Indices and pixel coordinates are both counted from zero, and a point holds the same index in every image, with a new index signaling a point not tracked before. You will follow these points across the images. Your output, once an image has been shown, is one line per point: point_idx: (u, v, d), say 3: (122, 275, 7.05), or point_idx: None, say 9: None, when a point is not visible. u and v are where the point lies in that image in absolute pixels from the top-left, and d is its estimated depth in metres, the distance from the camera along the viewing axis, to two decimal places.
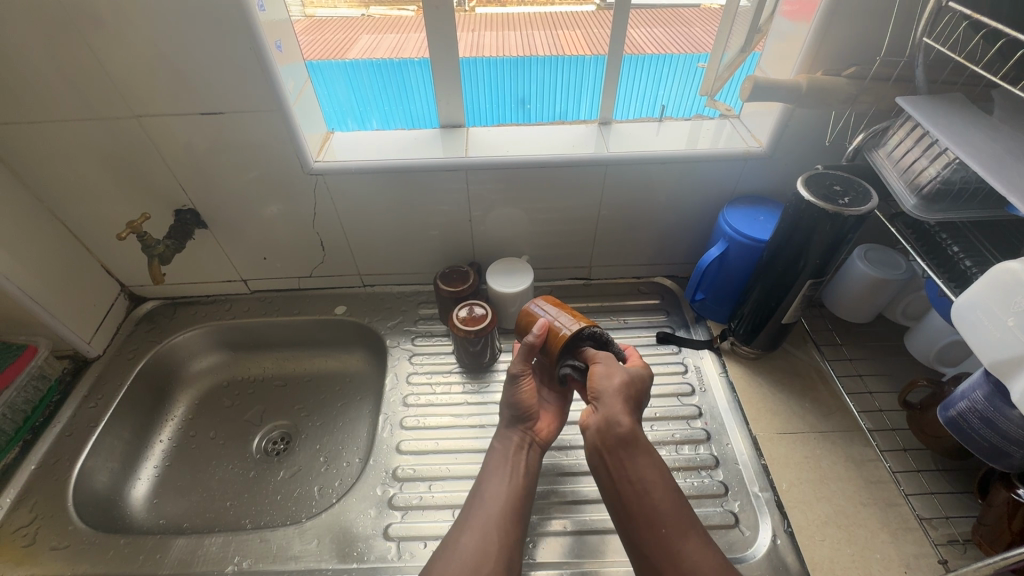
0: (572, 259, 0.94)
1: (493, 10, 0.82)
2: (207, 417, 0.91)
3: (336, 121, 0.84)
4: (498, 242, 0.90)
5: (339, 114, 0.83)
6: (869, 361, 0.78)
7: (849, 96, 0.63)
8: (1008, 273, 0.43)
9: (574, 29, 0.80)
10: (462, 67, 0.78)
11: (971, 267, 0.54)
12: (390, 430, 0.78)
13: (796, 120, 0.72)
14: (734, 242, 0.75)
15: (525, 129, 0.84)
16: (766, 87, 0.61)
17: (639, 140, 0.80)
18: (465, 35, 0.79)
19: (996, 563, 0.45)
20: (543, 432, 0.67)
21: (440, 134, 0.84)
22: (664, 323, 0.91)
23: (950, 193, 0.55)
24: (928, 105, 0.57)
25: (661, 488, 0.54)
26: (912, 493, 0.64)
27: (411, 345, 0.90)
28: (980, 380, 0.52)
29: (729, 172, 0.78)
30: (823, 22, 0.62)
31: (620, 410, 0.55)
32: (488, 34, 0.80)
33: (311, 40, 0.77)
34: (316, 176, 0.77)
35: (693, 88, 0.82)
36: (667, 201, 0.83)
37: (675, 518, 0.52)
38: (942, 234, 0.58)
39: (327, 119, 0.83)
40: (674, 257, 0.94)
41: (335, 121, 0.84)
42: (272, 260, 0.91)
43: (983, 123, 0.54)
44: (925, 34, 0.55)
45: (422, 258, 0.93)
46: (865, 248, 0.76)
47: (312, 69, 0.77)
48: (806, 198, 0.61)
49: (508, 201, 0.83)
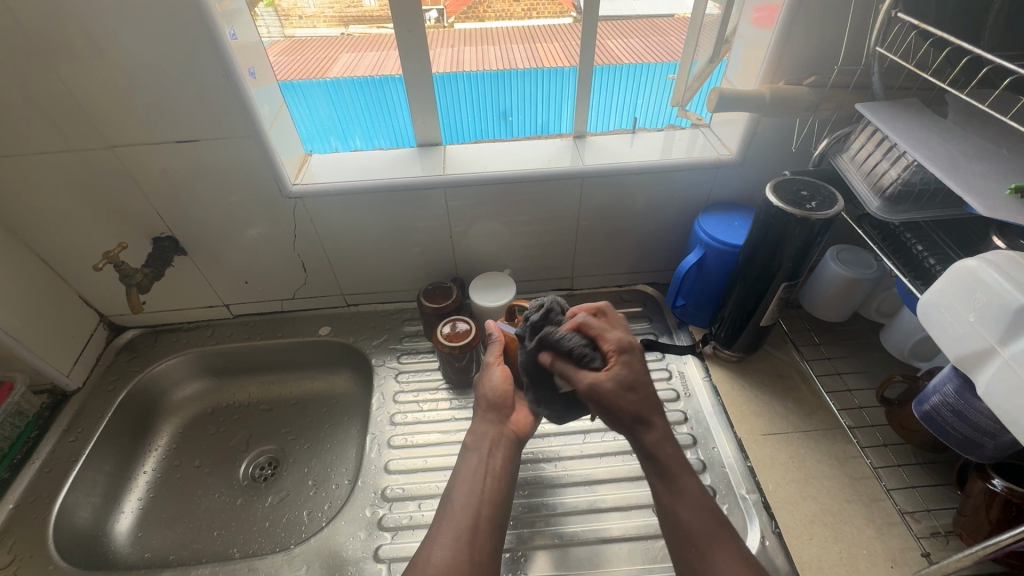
0: (554, 271, 0.95)
1: (473, 25, 0.81)
2: (192, 447, 0.89)
3: (318, 141, 0.84)
4: (480, 256, 0.91)
5: (321, 133, 0.84)
6: (848, 359, 0.80)
7: (811, 104, 0.64)
8: (969, 270, 0.45)
9: (551, 42, 0.80)
10: (438, 84, 0.79)
11: (935, 265, 0.55)
12: (377, 450, 0.77)
13: (763, 128, 0.74)
14: (710, 249, 0.77)
15: (507, 144, 0.86)
16: (731, 99, 0.64)
17: (614, 152, 0.82)
18: (443, 51, 0.79)
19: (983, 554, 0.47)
20: (520, 424, 0.66)
21: (417, 153, 0.85)
22: (647, 330, 0.92)
23: (910, 194, 0.57)
24: (886, 110, 0.59)
25: (693, 506, 0.51)
26: (893, 488, 0.65)
27: (397, 362, 0.89)
28: (950, 374, 0.54)
29: (703, 180, 0.80)
30: (783, 33, 0.64)
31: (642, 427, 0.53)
32: (468, 49, 0.80)
33: (289, 60, 0.77)
34: (294, 199, 0.78)
35: (666, 98, 0.84)
36: (643, 208, 0.85)
37: (703, 539, 0.50)
38: (906, 233, 0.60)
39: (309, 140, 0.84)
40: (655, 265, 0.95)
41: (317, 141, 0.84)
42: (253, 284, 0.91)
43: (939, 127, 0.56)
44: (878, 45, 0.57)
45: (405, 275, 0.93)
46: (837, 249, 0.78)
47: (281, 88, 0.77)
48: (774, 204, 0.62)
49: (488, 216, 0.84)
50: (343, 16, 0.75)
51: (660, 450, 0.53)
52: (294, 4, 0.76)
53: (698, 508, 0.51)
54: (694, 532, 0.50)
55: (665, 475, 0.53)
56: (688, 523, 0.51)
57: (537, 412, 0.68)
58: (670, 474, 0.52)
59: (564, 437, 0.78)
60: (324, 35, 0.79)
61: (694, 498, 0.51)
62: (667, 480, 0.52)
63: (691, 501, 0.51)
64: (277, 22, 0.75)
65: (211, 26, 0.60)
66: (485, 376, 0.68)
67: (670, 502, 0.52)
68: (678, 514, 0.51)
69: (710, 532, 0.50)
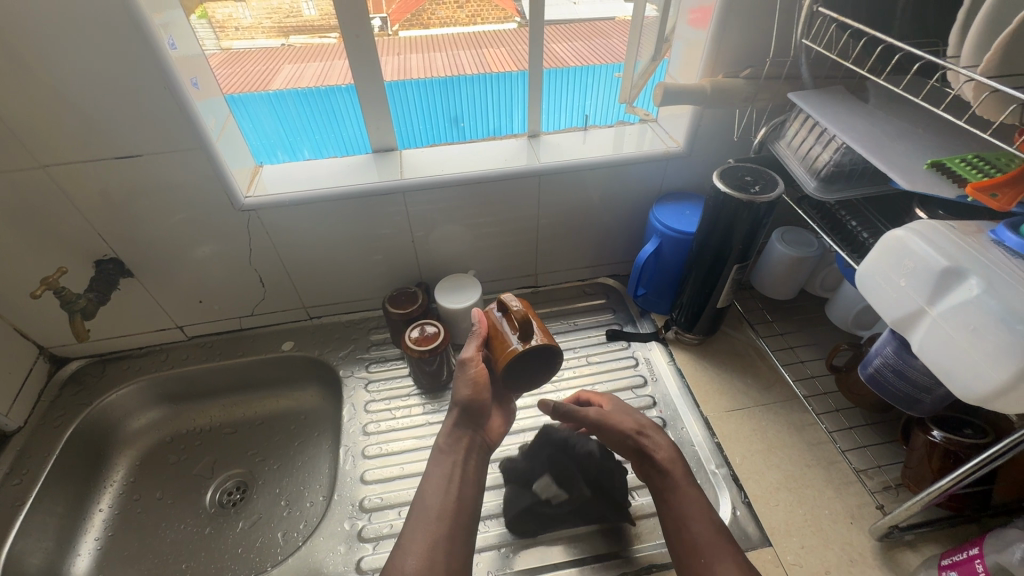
0: (518, 269, 0.96)
1: (417, 33, 0.80)
2: (152, 478, 0.85)
3: (264, 154, 0.82)
4: (443, 259, 0.91)
5: (268, 147, 0.81)
6: (798, 334, 0.85)
7: (748, 95, 0.68)
8: (898, 239, 0.49)
9: (498, 47, 0.82)
10: (389, 91, 0.79)
11: (867, 237, 0.60)
12: (352, 461, 0.76)
13: (706, 120, 0.77)
14: (666, 237, 0.80)
15: (462, 147, 0.86)
16: (675, 92, 0.67)
17: (568, 149, 0.84)
18: (390, 59, 0.79)
19: (929, 493, 0.54)
20: (493, 432, 0.68)
21: (372, 158, 0.84)
22: (611, 321, 0.94)
23: (842, 173, 0.62)
24: (815, 98, 0.63)
25: (706, 522, 0.58)
26: (847, 449, 0.70)
27: (366, 372, 0.87)
28: (888, 337, 0.58)
29: (654, 172, 0.83)
30: (718, 29, 0.67)
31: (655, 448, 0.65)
32: (414, 56, 0.80)
33: (229, 73, 0.75)
34: (248, 212, 0.75)
35: (614, 97, 0.86)
36: (599, 202, 0.87)
37: (709, 546, 0.56)
38: (841, 211, 0.64)
39: (256, 153, 0.81)
40: (615, 257, 0.98)
41: (264, 155, 0.82)
42: (208, 303, 0.88)
43: (862, 111, 0.61)
44: (804, 36, 0.61)
45: (368, 283, 0.91)
46: (782, 230, 0.83)
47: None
48: (722, 190, 0.65)
49: (449, 218, 0.85)
50: (282, 27, 0.75)
51: (671, 470, 0.63)
52: (229, 15, 0.72)
53: (706, 522, 0.59)
54: (701, 540, 0.57)
55: (679, 495, 0.61)
56: (698, 534, 0.58)
57: (505, 413, 0.70)
58: (677, 492, 0.62)
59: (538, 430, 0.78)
60: (263, 47, 0.77)
61: (703, 512, 0.59)
62: (679, 499, 0.61)
63: (700, 515, 0.59)
64: (213, 34, 0.72)
65: (147, 36, 0.58)
66: (462, 372, 0.64)
67: (681, 518, 0.60)
68: (689, 526, 0.59)
69: (716, 541, 0.57)
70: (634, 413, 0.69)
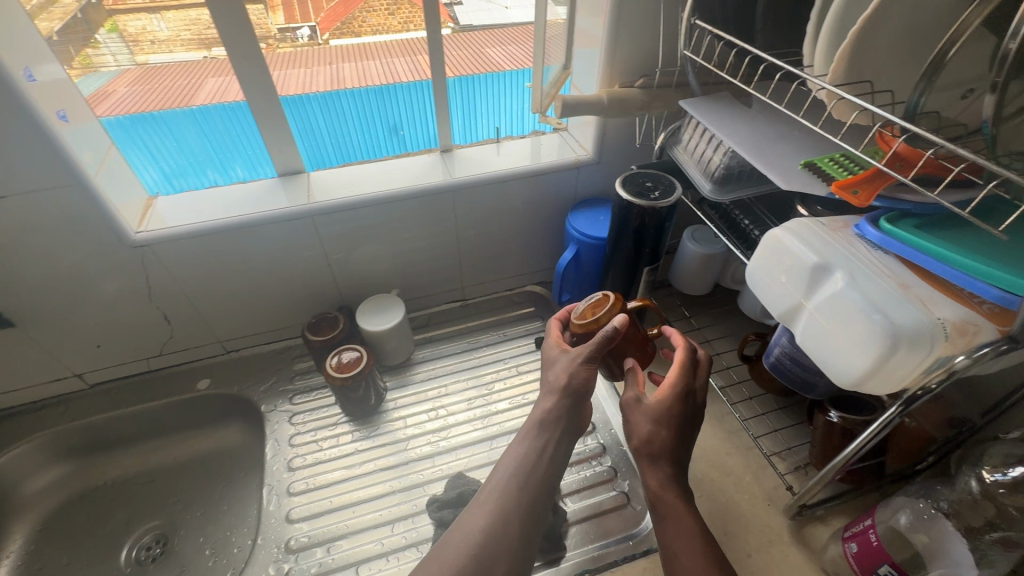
0: (445, 284, 0.95)
1: (349, 41, 0.78)
2: (55, 543, 0.78)
3: (194, 174, 0.78)
4: (365, 281, 0.89)
5: (196, 166, 0.77)
6: (715, 327, 0.88)
7: (643, 104, 0.71)
8: (776, 239, 0.52)
9: (431, 53, 0.79)
10: (286, 107, 0.76)
11: (759, 236, 0.63)
12: (276, 501, 0.72)
13: (611, 128, 0.79)
14: (583, 244, 0.82)
15: (372, 167, 0.83)
16: (574, 104, 0.69)
17: (481, 163, 0.84)
18: (322, 69, 0.77)
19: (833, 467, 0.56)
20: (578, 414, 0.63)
21: (279, 182, 0.80)
22: (541, 328, 0.95)
23: (734, 175, 0.65)
24: (704, 104, 0.66)
25: (696, 554, 0.50)
26: (760, 435, 0.73)
27: (290, 405, 0.83)
28: (783, 330, 0.61)
29: (568, 180, 0.85)
30: (610, 41, 0.69)
31: (646, 472, 0.54)
32: (347, 65, 0.78)
33: (145, 90, 0.71)
34: (141, 247, 0.71)
35: (523, 107, 0.88)
36: (518, 212, 0.88)
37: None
38: (736, 211, 0.68)
39: (183, 172, 0.77)
40: (541, 264, 0.99)
41: (193, 175, 0.78)
42: (108, 347, 0.81)
43: (745, 115, 0.64)
44: (686, 48, 0.63)
45: (287, 311, 0.87)
46: (692, 230, 0.87)
47: (135, 120, 0.71)
48: (624, 198, 0.67)
49: (367, 239, 0.83)
50: (202, 39, 0.68)
51: (663, 498, 0.53)
52: (142, 29, 0.67)
53: (699, 551, 0.50)
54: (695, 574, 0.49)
55: (669, 523, 0.52)
56: (689, 568, 0.49)
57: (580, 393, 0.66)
58: (671, 516, 0.52)
59: (470, 447, 0.78)
60: (183, 60, 0.71)
61: (692, 540, 0.51)
62: (669, 523, 0.52)
63: (691, 544, 0.51)
64: (127, 48, 0.68)
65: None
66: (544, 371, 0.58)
67: (668, 542, 0.52)
68: (678, 558, 0.51)
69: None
70: (662, 427, 0.54)
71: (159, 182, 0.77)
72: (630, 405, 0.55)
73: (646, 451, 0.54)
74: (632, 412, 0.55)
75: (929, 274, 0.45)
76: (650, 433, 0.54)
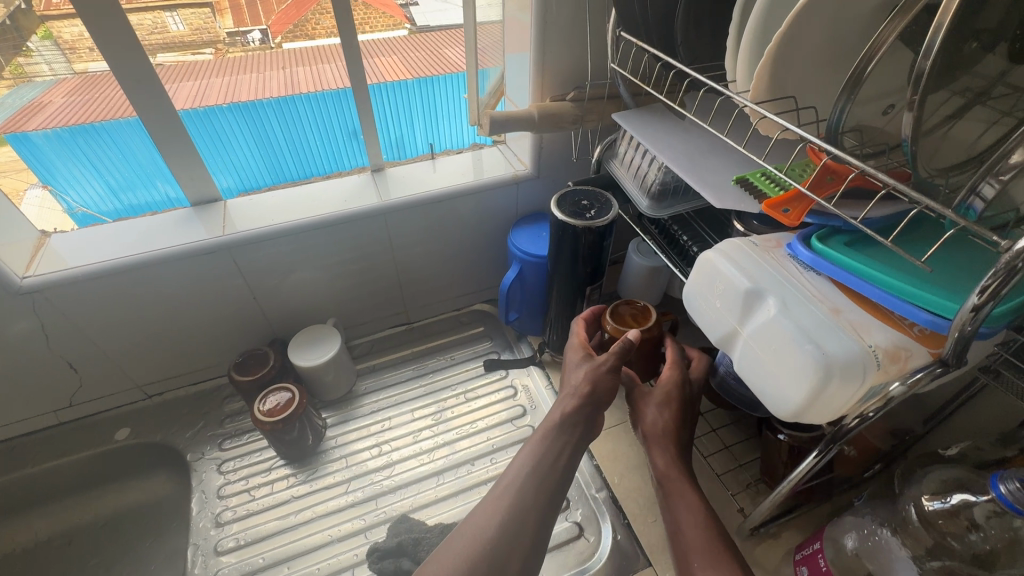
0: (386, 308, 0.90)
1: (303, 45, 0.71)
2: None
3: (142, 185, 0.72)
4: (297, 311, 0.83)
5: (144, 177, 0.71)
6: None
7: (576, 117, 0.68)
8: (709, 261, 0.49)
9: (389, 54, 0.75)
10: (188, 121, 0.68)
11: (697, 252, 0.62)
12: (203, 562, 0.66)
13: (547, 141, 0.76)
14: (525, 263, 0.78)
15: (297, 190, 0.78)
16: (502, 121, 0.65)
17: (414, 182, 0.80)
18: (275, 74, 0.71)
19: (781, 491, 0.52)
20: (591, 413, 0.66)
21: (193, 212, 0.74)
22: (490, 349, 0.91)
23: (670, 190, 0.63)
24: (637, 117, 0.64)
25: (698, 524, 0.53)
26: (711, 453, 0.71)
27: (219, 452, 0.77)
28: None
29: (507, 196, 0.82)
30: (537, 54, 0.66)
31: (654, 453, 0.59)
32: (301, 69, 0.72)
33: (88, 100, 0.64)
34: (31, 293, 0.64)
35: (458, 119, 0.84)
36: (458, 231, 0.84)
37: (706, 549, 0.51)
38: (674, 226, 0.66)
39: (132, 184, 0.71)
40: (487, 282, 0.95)
41: (141, 186, 0.72)
42: (6, 402, 0.73)
43: (679, 127, 0.62)
44: (614, 61, 0.59)
45: (213, 348, 0.81)
46: (637, 242, 0.85)
47: (75, 133, 0.63)
48: (559, 219, 0.65)
49: (295, 267, 0.77)
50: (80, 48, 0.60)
51: (669, 474, 0.57)
52: (76, 35, 0.59)
53: (699, 523, 0.53)
54: (697, 544, 0.51)
55: (674, 498, 0.55)
56: (692, 539, 0.52)
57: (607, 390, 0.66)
58: (674, 493, 0.56)
59: (415, 484, 0.73)
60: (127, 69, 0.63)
61: (693, 511, 0.54)
62: (673, 499, 0.55)
63: (692, 515, 0.54)
64: (62, 56, 0.61)
65: None
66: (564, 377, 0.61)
67: (674, 516, 0.55)
68: (683, 530, 0.53)
69: (712, 546, 0.51)
70: (668, 409, 0.60)
71: (104, 197, 0.71)
72: (640, 396, 0.63)
73: (656, 434, 0.60)
74: (641, 401, 0.62)
75: (857, 295, 0.44)
76: (656, 418, 0.61)
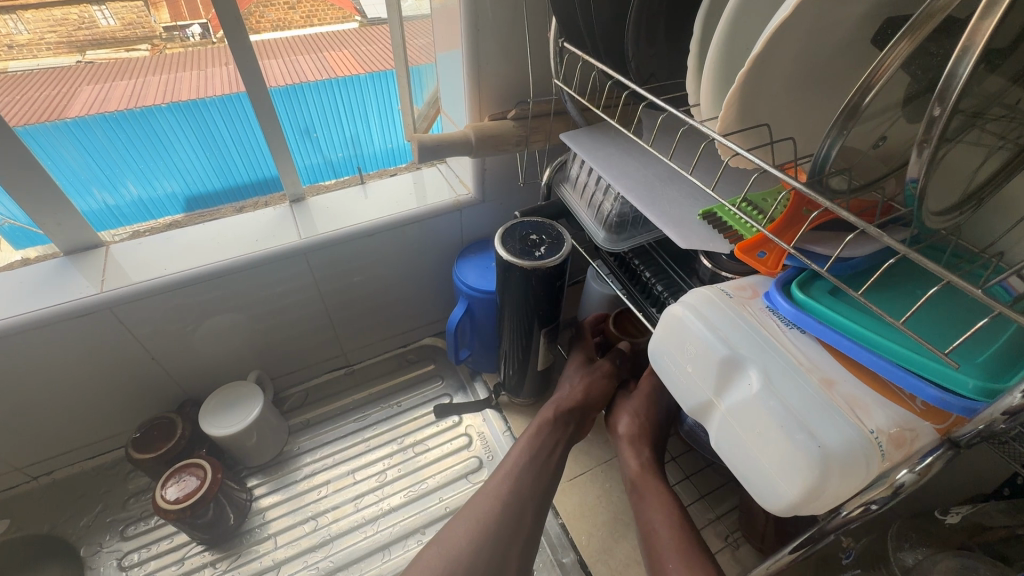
0: (319, 354, 0.80)
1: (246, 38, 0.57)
2: None
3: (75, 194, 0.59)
4: (211, 368, 0.72)
5: (77, 184, 0.59)
6: None
7: (519, 139, 0.59)
8: (676, 318, 0.42)
9: (338, 48, 0.66)
10: (34, 143, 0.53)
11: (663, 292, 0.54)
12: None
13: (490, 164, 0.68)
14: (474, 300, 0.69)
15: (197, 229, 0.66)
16: (434, 147, 0.56)
17: (341, 212, 0.69)
18: (215, 70, 0.59)
19: None
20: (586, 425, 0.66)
21: (64, 263, 0.61)
22: (441, 391, 0.82)
23: (629, 221, 0.55)
24: (588, 138, 0.56)
25: (664, 526, 0.50)
26: (691, 502, 0.65)
27: (122, 542, 0.66)
28: None
29: (450, 224, 0.73)
30: (470, 67, 0.57)
31: (628, 454, 0.58)
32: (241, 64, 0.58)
33: None
34: None
35: (390, 134, 0.73)
36: (396, 266, 0.74)
37: (676, 546, 0.48)
38: (635, 260, 0.59)
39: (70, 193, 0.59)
40: (433, 316, 0.86)
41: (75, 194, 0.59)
42: None
43: (635, 149, 0.55)
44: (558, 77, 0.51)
45: (110, 419, 0.69)
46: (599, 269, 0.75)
47: None
48: (505, 258, 0.56)
49: (200, 320, 0.66)
50: None
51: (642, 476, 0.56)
52: None
53: (670, 520, 0.51)
54: (665, 539, 0.49)
55: (647, 496, 0.54)
56: (664, 534, 0.49)
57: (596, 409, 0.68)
58: (645, 495, 0.54)
59: (357, 564, 0.64)
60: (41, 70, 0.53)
61: (666, 511, 0.51)
62: (644, 497, 0.54)
63: (662, 514, 0.51)
64: None
65: None
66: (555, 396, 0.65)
67: (645, 520, 0.52)
68: (656, 528, 0.50)
69: (682, 546, 0.48)
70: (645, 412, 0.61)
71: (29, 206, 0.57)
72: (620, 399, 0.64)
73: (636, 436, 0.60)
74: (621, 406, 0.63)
75: (853, 363, 0.37)
76: (633, 420, 0.61)
